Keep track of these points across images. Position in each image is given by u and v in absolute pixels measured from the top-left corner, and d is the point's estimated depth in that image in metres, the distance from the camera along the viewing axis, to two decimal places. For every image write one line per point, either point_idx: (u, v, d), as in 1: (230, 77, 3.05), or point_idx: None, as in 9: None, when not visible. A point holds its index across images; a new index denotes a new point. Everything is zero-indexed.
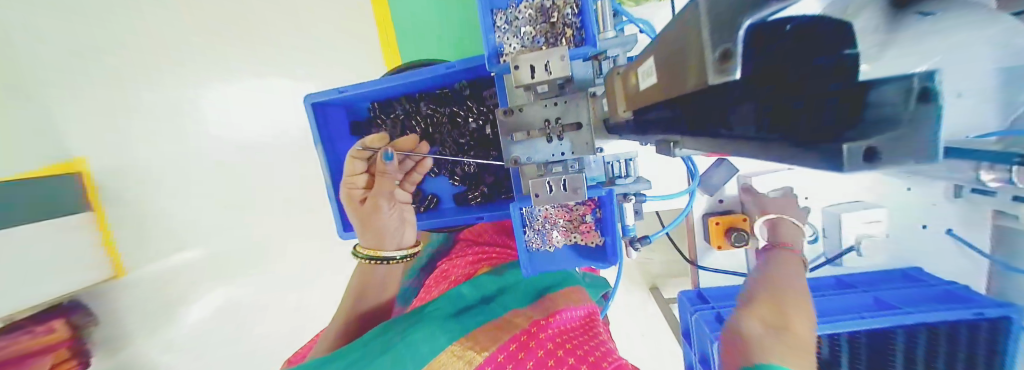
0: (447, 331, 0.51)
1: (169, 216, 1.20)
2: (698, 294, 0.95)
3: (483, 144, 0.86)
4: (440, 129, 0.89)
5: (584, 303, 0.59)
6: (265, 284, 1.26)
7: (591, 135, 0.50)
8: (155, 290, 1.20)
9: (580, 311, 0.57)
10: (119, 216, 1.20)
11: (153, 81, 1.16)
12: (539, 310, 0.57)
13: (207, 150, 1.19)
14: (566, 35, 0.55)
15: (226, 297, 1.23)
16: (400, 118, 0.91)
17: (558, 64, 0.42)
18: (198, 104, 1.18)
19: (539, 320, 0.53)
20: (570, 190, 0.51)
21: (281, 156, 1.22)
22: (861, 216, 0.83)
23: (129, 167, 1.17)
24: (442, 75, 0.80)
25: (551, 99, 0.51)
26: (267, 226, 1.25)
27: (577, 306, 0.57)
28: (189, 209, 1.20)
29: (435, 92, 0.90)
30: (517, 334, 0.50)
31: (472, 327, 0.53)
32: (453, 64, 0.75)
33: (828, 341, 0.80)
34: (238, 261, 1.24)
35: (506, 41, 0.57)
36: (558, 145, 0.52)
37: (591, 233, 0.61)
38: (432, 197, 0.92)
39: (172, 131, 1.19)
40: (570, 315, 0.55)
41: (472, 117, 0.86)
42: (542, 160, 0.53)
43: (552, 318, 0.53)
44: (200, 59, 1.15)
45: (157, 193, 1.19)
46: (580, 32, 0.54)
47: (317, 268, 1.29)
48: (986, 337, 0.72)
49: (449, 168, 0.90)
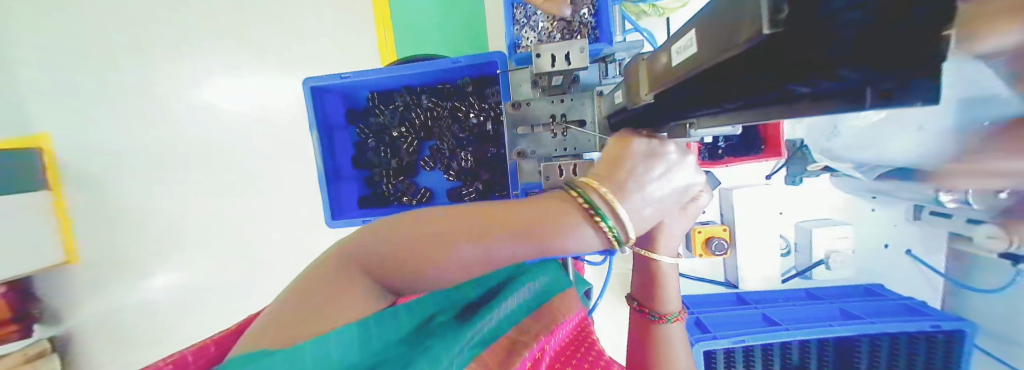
0: (460, 348, 0.42)
1: (130, 197, 1.10)
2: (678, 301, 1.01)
3: (483, 140, 0.88)
4: (440, 123, 0.91)
5: (575, 310, 0.61)
6: (227, 279, 1.14)
7: (595, 132, 0.53)
8: (107, 281, 1.08)
9: (574, 319, 0.59)
10: (81, 200, 1.07)
11: (134, 56, 1.08)
12: (538, 324, 0.53)
13: (184, 129, 1.11)
14: (580, 34, 0.58)
15: (187, 290, 1.12)
16: (400, 109, 0.92)
17: (577, 55, 0.44)
18: (173, 81, 1.10)
19: (543, 339, 0.50)
20: (664, 184, 0.39)
21: (257, 140, 1.13)
22: (830, 232, 0.90)
23: (91, 145, 1.08)
24: (445, 68, 0.80)
25: (559, 95, 0.54)
26: (236, 217, 1.14)
27: (570, 315, 0.58)
28: (158, 193, 1.11)
29: (437, 86, 0.90)
30: (532, 351, 0.48)
31: (480, 347, 0.44)
32: (459, 59, 0.75)
33: (798, 346, 0.88)
34: (201, 250, 1.12)
35: (523, 35, 0.60)
36: (562, 140, 0.54)
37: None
38: (426, 191, 0.93)
39: (142, 106, 1.10)
40: (566, 325, 0.56)
41: (473, 112, 0.86)
42: (547, 153, 0.55)
43: (553, 335, 0.52)
44: (188, 34, 1.09)
45: (122, 173, 1.09)
46: (595, 31, 0.57)
47: (285, 264, 1.16)
48: (943, 350, 0.77)
49: (445, 162, 0.91)
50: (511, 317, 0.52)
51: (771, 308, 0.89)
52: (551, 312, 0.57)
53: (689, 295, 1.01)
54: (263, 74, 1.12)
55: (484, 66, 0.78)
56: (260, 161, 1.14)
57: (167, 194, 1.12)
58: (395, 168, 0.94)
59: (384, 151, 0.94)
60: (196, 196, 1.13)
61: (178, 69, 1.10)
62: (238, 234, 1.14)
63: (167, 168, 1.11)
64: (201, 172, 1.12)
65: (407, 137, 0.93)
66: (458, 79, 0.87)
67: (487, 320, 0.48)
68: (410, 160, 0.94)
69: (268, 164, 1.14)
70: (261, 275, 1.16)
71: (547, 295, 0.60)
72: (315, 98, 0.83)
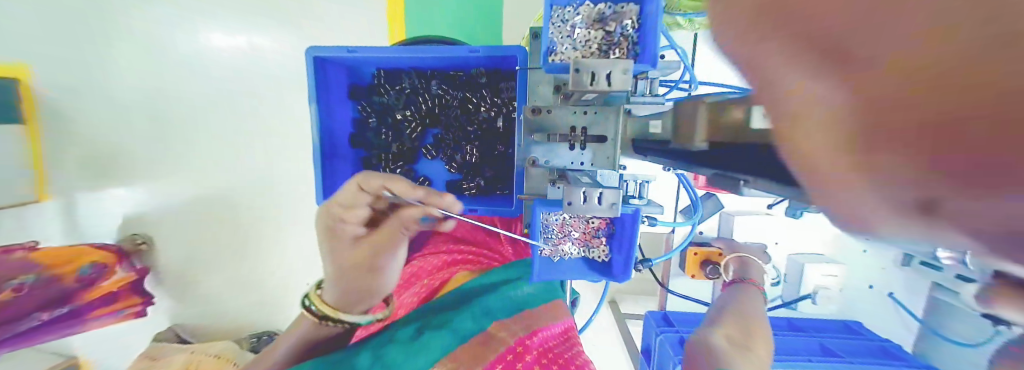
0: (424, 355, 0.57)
1: (116, 149, 1.10)
2: (663, 316, 1.07)
3: (491, 136, 0.84)
4: (447, 112, 0.87)
5: (563, 319, 0.68)
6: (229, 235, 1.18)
7: (614, 150, 0.50)
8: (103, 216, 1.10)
9: (558, 328, 0.66)
10: (58, 144, 1.05)
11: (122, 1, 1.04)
12: (522, 326, 0.63)
13: (184, 77, 1.11)
14: (618, 47, 0.47)
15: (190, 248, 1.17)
16: (406, 92, 0.87)
17: (618, 77, 0.37)
18: (171, 36, 1.08)
19: (524, 339, 0.60)
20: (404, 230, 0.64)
21: (264, 105, 1.14)
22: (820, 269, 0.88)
23: (67, 86, 1.03)
24: (461, 57, 0.76)
25: (582, 107, 0.51)
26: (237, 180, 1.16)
27: (556, 323, 0.66)
28: (156, 141, 1.11)
29: (449, 73, 0.86)
30: (510, 347, 0.59)
31: (454, 345, 0.59)
32: (477, 48, 0.72)
33: None
34: (200, 208, 1.16)
35: (557, 41, 0.48)
36: (579, 154, 0.52)
37: (599, 249, 0.50)
38: (424, 180, 0.91)
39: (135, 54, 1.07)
40: (550, 333, 0.63)
41: (484, 106, 0.83)
42: (561, 166, 0.53)
43: (536, 336, 0.61)
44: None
45: (114, 114, 1.08)
46: (637, 47, 0.47)
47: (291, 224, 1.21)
48: None
49: (448, 154, 0.88)
50: (465, 333, 0.61)
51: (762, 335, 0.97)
52: (531, 320, 0.65)
53: (675, 312, 1.08)
54: (277, 40, 1.12)
55: (502, 59, 0.75)
56: (267, 123, 1.16)
57: (157, 147, 1.12)
58: (395, 152, 0.90)
59: (386, 133, 0.90)
60: (195, 153, 1.13)
61: (175, 26, 1.08)
62: (241, 196, 1.17)
63: (156, 121, 1.11)
64: (201, 130, 1.13)
65: (411, 122, 0.89)
66: (470, 69, 0.83)
67: (444, 337, 0.60)
68: (412, 147, 0.91)
69: (274, 131, 1.16)
70: (263, 233, 1.20)
71: (528, 303, 0.69)
72: (318, 70, 0.78)
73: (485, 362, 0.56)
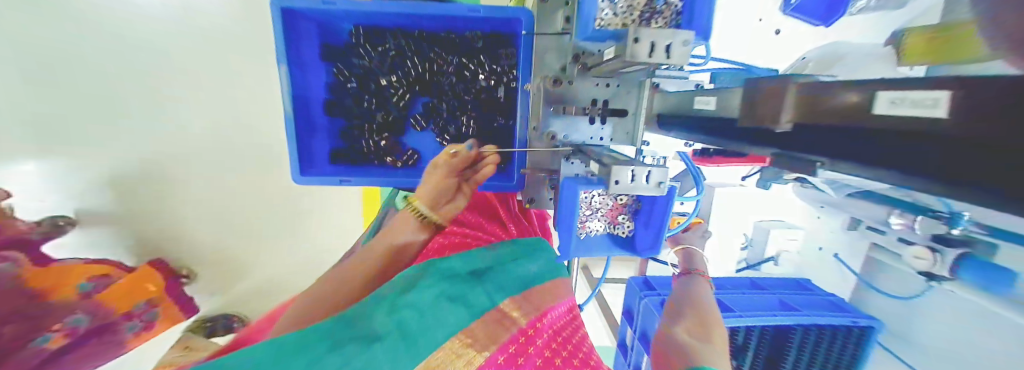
0: (438, 331, 0.47)
1: None
2: (644, 281, 1.14)
3: (489, 107, 0.79)
4: (438, 79, 0.80)
5: (565, 298, 0.65)
6: None
7: (634, 125, 0.53)
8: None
9: (562, 308, 0.63)
10: None
11: None
12: (529, 306, 0.57)
13: None
14: (662, 15, 0.45)
15: None
16: (391, 54, 0.78)
17: (677, 50, 0.35)
18: None
19: (533, 321, 0.55)
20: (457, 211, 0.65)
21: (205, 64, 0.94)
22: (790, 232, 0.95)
23: None
24: (458, 16, 0.68)
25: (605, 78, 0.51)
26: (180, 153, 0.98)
27: (560, 303, 0.62)
28: None
29: (439, 34, 0.77)
30: (522, 328, 0.52)
31: (470, 319, 0.51)
32: (476, 7, 0.64)
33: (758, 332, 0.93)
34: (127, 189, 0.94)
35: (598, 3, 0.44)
36: (599, 129, 0.53)
37: (625, 225, 0.52)
38: (413, 153, 0.84)
39: None
40: (556, 314, 0.59)
41: (483, 73, 0.77)
42: (580, 140, 0.54)
43: (545, 319, 0.56)
44: None
45: None
46: (676, 17, 0.45)
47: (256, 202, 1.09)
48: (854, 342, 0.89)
49: (440, 125, 0.82)
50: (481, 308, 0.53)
51: (722, 295, 1.00)
52: (540, 299, 0.59)
53: (655, 276, 1.15)
54: None
55: (504, 22, 0.69)
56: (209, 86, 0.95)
57: None
58: (381, 122, 0.83)
59: (368, 100, 0.81)
60: None
61: None
62: None
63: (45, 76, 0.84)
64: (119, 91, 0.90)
65: (398, 89, 0.80)
66: (465, 30, 0.76)
67: (457, 313, 0.50)
68: (400, 116, 0.83)
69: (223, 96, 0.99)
70: None
71: (531, 282, 0.63)
72: (285, 24, 0.67)
73: (498, 344, 0.49)
